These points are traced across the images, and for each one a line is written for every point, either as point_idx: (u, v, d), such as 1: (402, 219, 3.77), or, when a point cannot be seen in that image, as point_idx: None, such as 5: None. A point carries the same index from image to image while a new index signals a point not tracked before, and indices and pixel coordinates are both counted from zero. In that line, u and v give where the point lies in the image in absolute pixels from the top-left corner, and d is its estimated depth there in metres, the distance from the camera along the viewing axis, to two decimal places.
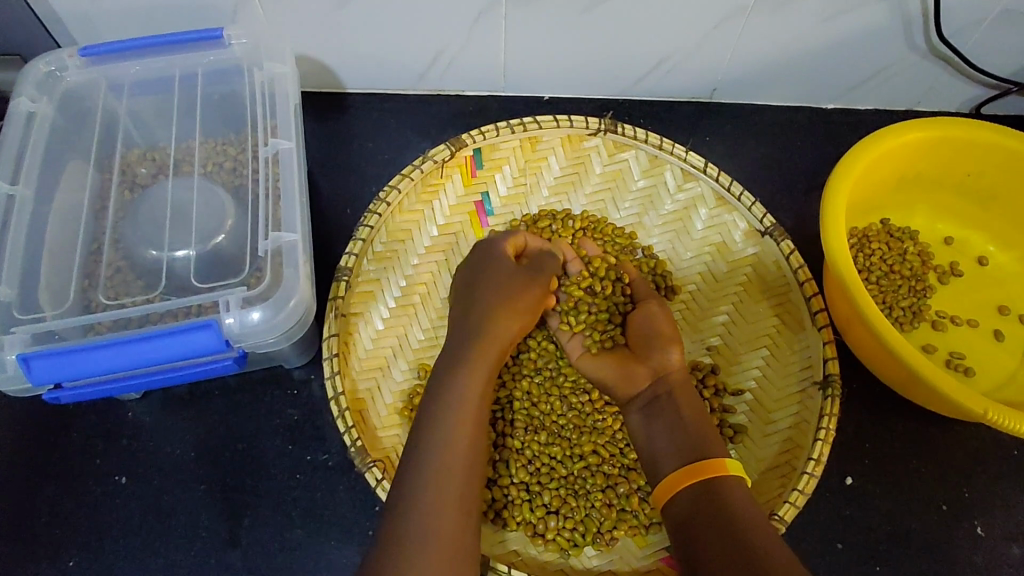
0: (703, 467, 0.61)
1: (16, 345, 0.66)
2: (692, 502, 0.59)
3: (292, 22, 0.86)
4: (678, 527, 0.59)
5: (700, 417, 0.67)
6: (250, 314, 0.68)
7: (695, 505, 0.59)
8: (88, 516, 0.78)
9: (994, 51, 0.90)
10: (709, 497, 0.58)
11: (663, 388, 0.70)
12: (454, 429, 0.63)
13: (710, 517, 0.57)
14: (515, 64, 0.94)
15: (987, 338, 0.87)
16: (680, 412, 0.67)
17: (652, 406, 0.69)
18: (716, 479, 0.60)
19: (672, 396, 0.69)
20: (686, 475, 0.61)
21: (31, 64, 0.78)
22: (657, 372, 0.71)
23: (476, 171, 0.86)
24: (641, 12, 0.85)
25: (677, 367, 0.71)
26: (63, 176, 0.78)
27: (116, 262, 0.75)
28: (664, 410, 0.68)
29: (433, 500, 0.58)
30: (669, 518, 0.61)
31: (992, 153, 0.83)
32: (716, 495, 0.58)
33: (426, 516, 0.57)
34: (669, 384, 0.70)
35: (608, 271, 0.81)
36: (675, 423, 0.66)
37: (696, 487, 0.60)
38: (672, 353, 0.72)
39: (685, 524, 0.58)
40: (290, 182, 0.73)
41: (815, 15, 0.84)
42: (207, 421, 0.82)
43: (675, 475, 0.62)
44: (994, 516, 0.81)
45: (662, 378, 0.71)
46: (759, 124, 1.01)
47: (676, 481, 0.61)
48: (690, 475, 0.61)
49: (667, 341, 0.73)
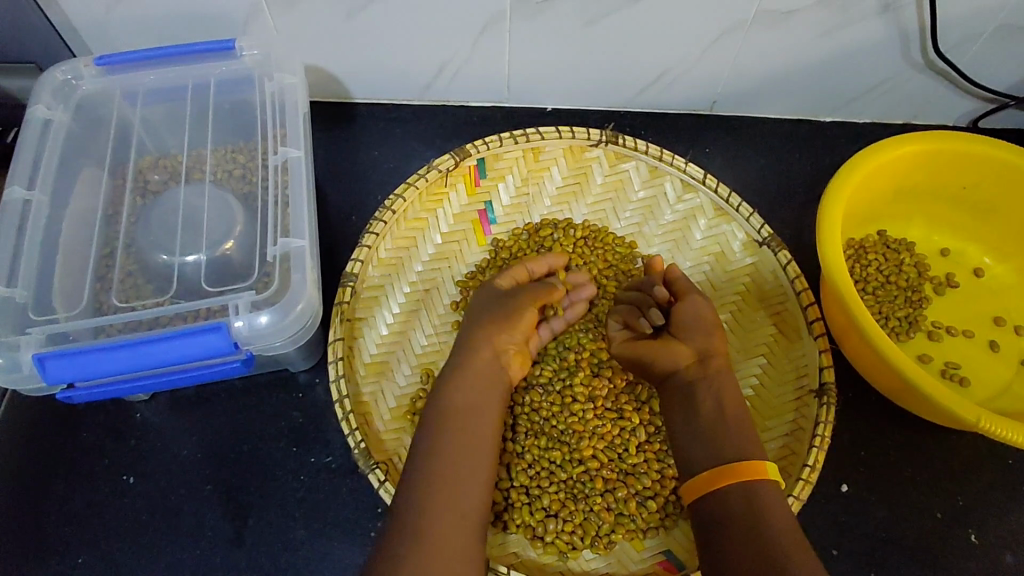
0: (737, 470, 0.62)
1: (31, 345, 0.68)
2: (725, 502, 0.61)
3: (302, 34, 0.88)
4: (709, 526, 0.61)
5: (735, 405, 0.68)
6: (258, 317, 0.70)
7: (729, 508, 0.61)
8: (96, 515, 0.80)
9: (989, 66, 0.92)
10: (747, 499, 0.60)
11: (708, 371, 0.70)
12: (450, 440, 0.66)
13: (741, 520, 0.59)
14: (519, 76, 0.97)
15: (983, 348, 0.88)
16: (721, 399, 0.68)
17: (693, 393, 0.69)
18: (749, 481, 0.62)
19: (714, 380, 0.69)
20: (715, 477, 0.63)
21: (48, 73, 0.80)
22: (702, 352, 0.70)
23: (480, 180, 0.88)
24: (643, 27, 0.87)
25: (721, 350, 0.71)
26: (78, 181, 0.80)
27: (128, 266, 0.77)
28: (701, 398, 0.68)
29: (437, 506, 0.61)
30: (698, 518, 0.63)
31: (987, 166, 0.84)
32: (752, 498, 0.60)
33: (431, 528, 0.60)
34: (713, 365, 0.70)
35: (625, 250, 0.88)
36: (718, 419, 0.67)
37: (733, 488, 0.62)
38: (715, 337, 0.71)
39: (718, 523, 0.60)
40: (298, 190, 0.75)
41: (812, 31, 0.86)
42: (214, 423, 0.84)
43: (707, 476, 0.63)
44: (989, 524, 0.82)
45: (708, 357, 0.71)
46: (758, 136, 1.03)
47: (707, 482, 0.63)
48: (722, 477, 0.63)
49: (711, 330, 0.72)
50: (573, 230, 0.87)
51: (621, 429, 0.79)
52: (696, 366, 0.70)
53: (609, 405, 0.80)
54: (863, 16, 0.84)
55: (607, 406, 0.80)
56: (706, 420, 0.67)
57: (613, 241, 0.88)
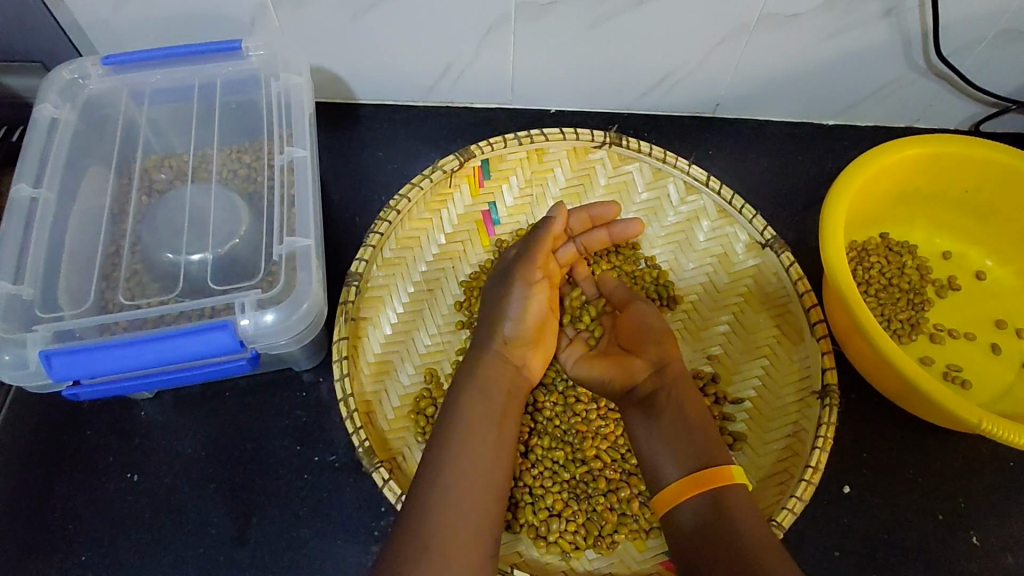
0: (707, 475, 0.62)
1: (38, 342, 0.68)
2: (692, 513, 0.61)
3: (308, 34, 0.88)
4: (683, 536, 0.61)
5: (697, 411, 0.68)
6: (264, 316, 0.70)
7: (702, 515, 0.60)
8: (101, 512, 0.80)
9: (992, 69, 0.92)
10: (715, 506, 0.60)
11: (665, 381, 0.70)
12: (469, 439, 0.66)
13: (713, 525, 0.59)
14: (524, 78, 0.97)
15: (984, 351, 0.89)
16: (683, 405, 0.68)
17: (652, 405, 0.69)
18: (719, 487, 0.61)
19: (671, 387, 0.70)
20: (686, 485, 0.63)
21: (54, 72, 0.80)
22: (657, 362, 0.72)
23: (483, 181, 0.89)
24: (647, 29, 0.87)
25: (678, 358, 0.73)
26: (84, 180, 0.80)
27: (134, 265, 0.77)
28: (662, 406, 0.69)
29: (455, 506, 0.61)
30: (671, 533, 0.63)
31: (989, 169, 0.85)
32: (720, 504, 0.60)
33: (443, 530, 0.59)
34: (670, 373, 0.71)
35: (626, 253, 0.90)
36: (680, 425, 0.67)
37: (702, 496, 0.61)
38: (669, 344, 0.73)
39: (688, 535, 0.60)
40: (304, 191, 0.76)
41: (816, 35, 0.87)
42: (218, 421, 0.84)
43: (678, 485, 0.63)
44: (991, 526, 0.82)
45: (663, 367, 0.71)
46: (761, 139, 1.03)
47: (673, 494, 0.63)
48: (685, 487, 0.63)
49: (663, 338, 0.74)
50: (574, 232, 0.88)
51: (623, 429, 0.80)
52: (653, 377, 0.71)
53: (612, 406, 0.80)
54: (866, 20, 0.85)
55: (610, 407, 0.80)
56: (667, 428, 0.67)
57: (617, 245, 0.89)
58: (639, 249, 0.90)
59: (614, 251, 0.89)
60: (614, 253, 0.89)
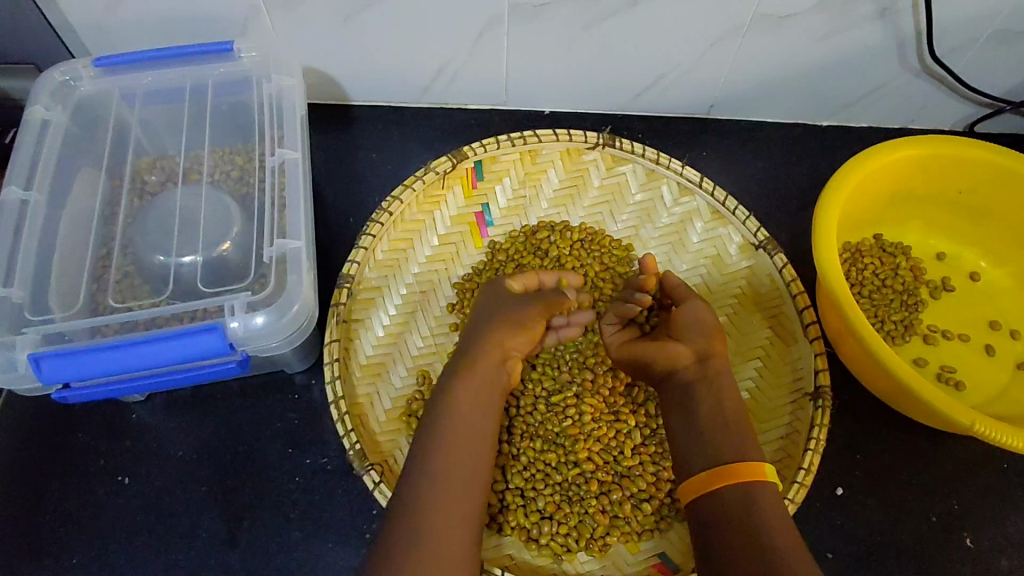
0: (736, 471, 0.62)
1: (27, 345, 0.68)
2: (721, 504, 0.61)
3: (302, 36, 0.88)
4: (705, 530, 0.60)
5: (733, 404, 0.67)
6: (254, 318, 0.70)
7: (727, 510, 0.60)
8: (92, 515, 0.80)
9: (985, 71, 0.92)
10: (742, 502, 0.60)
11: (707, 372, 0.69)
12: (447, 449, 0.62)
13: (739, 521, 0.59)
14: (517, 79, 0.97)
15: (978, 352, 0.88)
16: (722, 399, 0.68)
17: (693, 396, 0.69)
18: (747, 483, 0.61)
19: (713, 379, 0.69)
20: (712, 478, 0.62)
21: (46, 74, 0.80)
22: (702, 353, 0.70)
23: (477, 182, 0.89)
24: (640, 30, 0.87)
25: (721, 350, 0.71)
26: (75, 183, 0.80)
27: (126, 267, 0.77)
28: (700, 398, 0.68)
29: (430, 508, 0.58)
30: (694, 521, 0.62)
31: (982, 170, 0.85)
32: (748, 501, 0.60)
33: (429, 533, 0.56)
34: (713, 366, 0.70)
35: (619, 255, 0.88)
36: (716, 419, 0.66)
37: (728, 491, 0.61)
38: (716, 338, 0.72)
39: (715, 524, 0.60)
40: (295, 192, 0.76)
41: (809, 35, 0.86)
42: (210, 424, 0.84)
43: (703, 476, 0.63)
44: (984, 529, 0.82)
45: (708, 358, 0.70)
46: (755, 140, 1.03)
47: (704, 483, 0.63)
48: (720, 478, 0.62)
49: (711, 333, 0.72)
50: (567, 233, 0.87)
51: (616, 432, 0.79)
52: (695, 366, 0.70)
53: (606, 407, 0.80)
54: (859, 21, 0.84)
55: (604, 409, 0.80)
56: (706, 421, 0.66)
57: (610, 245, 0.88)
58: (632, 253, 0.89)
59: (611, 249, 0.88)
60: (610, 251, 0.88)
